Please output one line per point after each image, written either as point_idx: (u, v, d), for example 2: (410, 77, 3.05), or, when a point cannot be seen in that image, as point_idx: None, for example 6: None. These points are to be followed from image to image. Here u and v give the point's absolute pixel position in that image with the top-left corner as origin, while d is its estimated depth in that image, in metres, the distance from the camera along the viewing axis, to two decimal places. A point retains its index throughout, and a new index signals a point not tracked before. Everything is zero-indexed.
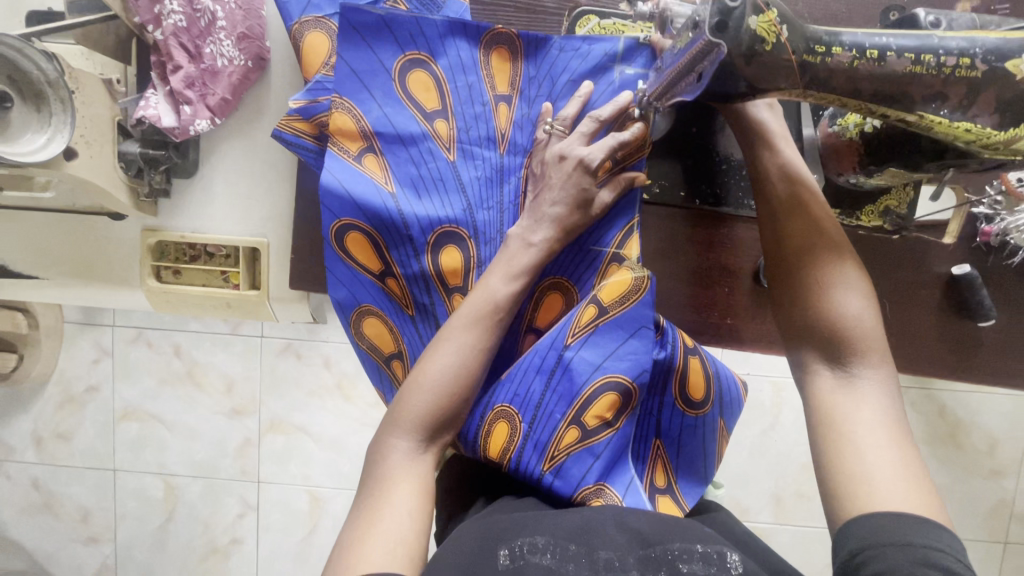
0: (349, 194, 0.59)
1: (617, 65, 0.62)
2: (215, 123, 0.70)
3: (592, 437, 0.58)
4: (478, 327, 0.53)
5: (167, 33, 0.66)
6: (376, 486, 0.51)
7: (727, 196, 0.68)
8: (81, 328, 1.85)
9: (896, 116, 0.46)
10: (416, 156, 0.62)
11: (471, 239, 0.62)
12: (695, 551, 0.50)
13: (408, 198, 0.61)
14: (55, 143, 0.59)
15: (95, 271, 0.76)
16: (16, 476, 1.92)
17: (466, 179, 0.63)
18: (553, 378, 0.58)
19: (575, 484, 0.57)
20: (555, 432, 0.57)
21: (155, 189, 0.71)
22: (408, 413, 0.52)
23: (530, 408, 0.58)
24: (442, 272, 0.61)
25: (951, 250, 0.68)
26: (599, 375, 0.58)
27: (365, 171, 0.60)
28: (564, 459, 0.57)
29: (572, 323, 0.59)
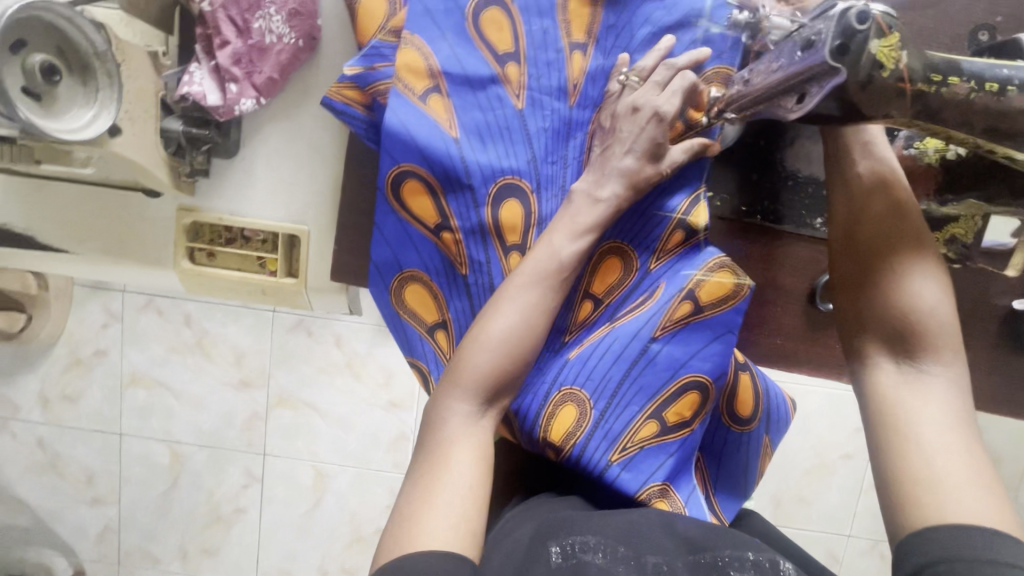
0: (412, 138, 0.58)
1: (702, 22, 0.57)
2: (260, 103, 0.67)
3: (666, 437, 0.60)
4: (544, 285, 0.52)
5: (215, 4, 0.63)
6: (436, 450, 0.49)
7: (788, 212, 0.66)
8: (91, 292, 1.82)
9: (1007, 153, 0.44)
10: (484, 101, 0.59)
11: (534, 193, 0.58)
12: (746, 559, 0.50)
13: (471, 144, 0.58)
14: (101, 120, 0.54)
15: (127, 249, 0.74)
16: (21, 435, 1.91)
17: (533, 130, 0.60)
18: (639, 372, 0.59)
19: (637, 483, 0.59)
20: (630, 425, 0.59)
21: (196, 169, 0.68)
22: (470, 374, 0.50)
23: (604, 397, 0.59)
24: (500, 225, 0.59)
25: (1015, 284, 0.67)
26: (689, 372, 0.59)
27: (429, 112, 0.58)
28: (636, 452, 0.59)
29: (667, 314, 0.59)
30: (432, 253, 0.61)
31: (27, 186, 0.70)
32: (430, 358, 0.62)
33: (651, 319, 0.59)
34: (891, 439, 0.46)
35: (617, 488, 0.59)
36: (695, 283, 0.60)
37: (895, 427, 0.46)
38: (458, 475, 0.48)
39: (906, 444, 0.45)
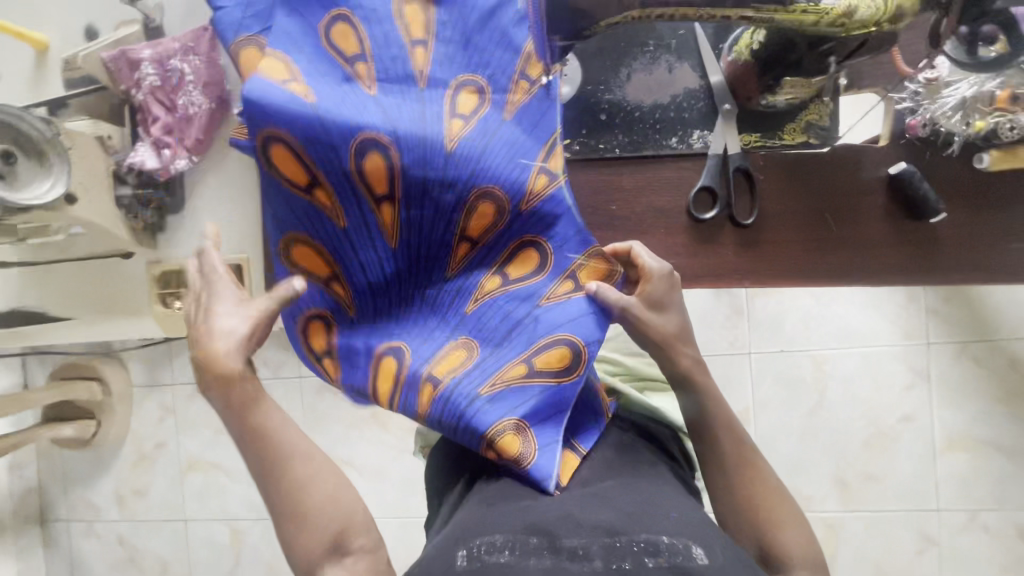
0: (268, 115, 0.60)
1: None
2: (193, 161, 0.82)
3: (532, 379, 0.63)
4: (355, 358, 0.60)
5: (146, 92, 0.80)
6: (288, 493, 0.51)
7: (646, 140, 0.71)
8: (147, 390, 2.04)
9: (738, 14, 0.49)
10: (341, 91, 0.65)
11: (394, 148, 0.63)
12: (661, 542, 0.49)
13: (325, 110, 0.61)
14: (57, 187, 0.69)
15: (116, 306, 0.89)
16: (104, 534, 2.10)
17: (387, 106, 0.65)
18: (520, 326, 0.66)
19: (496, 416, 0.61)
20: (504, 365, 0.64)
21: (151, 225, 0.84)
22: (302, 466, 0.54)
23: (492, 342, 0.66)
24: (366, 179, 0.63)
25: (885, 152, 0.66)
26: (552, 333, 0.65)
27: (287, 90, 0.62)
28: (505, 389, 0.63)
29: (547, 291, 0.67)
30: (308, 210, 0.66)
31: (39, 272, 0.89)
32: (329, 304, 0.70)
33: (537, 284, 0.68)
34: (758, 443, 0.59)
35: (477, 420, 0.61)
36: (576, 268, 0.68)
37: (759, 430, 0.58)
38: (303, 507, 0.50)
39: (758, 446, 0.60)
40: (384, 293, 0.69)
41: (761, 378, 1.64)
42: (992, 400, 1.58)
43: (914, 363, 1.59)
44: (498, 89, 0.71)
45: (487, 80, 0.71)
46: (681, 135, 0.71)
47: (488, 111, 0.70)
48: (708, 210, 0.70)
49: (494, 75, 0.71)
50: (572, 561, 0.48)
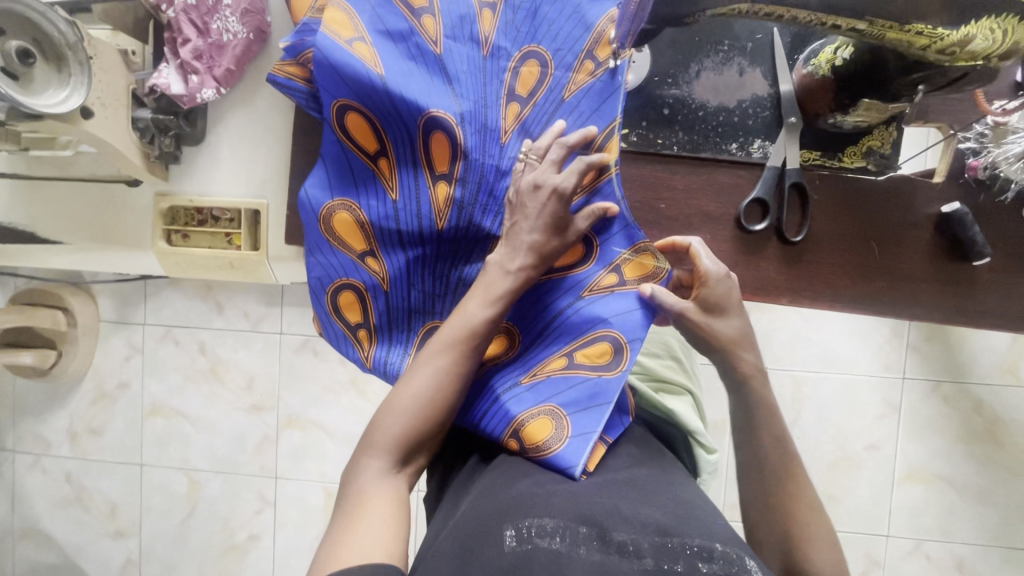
0: (339, 75, 0.64)
1: None
2: (220, 93, 0.76)
3: (572, 371, 0.64)
4: (452, 352, 0.61)
5: (178, 10, 0.73)
6: (353, 493, 0.61)
7: (705, 141, 0.70)
8: (115, 327, 1.95)
9: (850, 24, 0.47)
10: (406, 50, 0.67)
11: (458, 125, 0.65)
12: (715, 549, 0.47)
13: (395, 81, 0.64)
14: (73, 99, 0.63)
15: (112, 235, 0.83)
16: (51, 470, 2.01)
17: (452, 71, 0.67)
18: (562, 322, 0.66)
19: (527, 405, 0.64)
20: (546, 357, 0.66)
21: (165, 153, 0.77)
22: (382, 436, 0.62)
23: (534, 331, 0.68)
24: (429, 155, 0.67)
25: (940, 189, 0.67)
26: (596, 326, 0.65)
27: (354, 54, 0.63)
28: (544, 378, 0.65)
29: (592, 281, 0.67)
30: (367, 177, 0.70)
31: (30, 187, 0.82)
32: (362, 279, 0.71)
33: (584, 274, 0.67)
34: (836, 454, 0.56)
35: (513, 400, 0.65)
36: (621, 262, 0.67)
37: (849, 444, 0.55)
38: (365, 537, 0.57)
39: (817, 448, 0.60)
40: (417, 271, 0.70)
41: None
42: (955, 439, 1.66)
43: (889, 395, 1.65)
44: (562, 66, 0.68)
45: (553, 55, 0.68)
46: (741, 142, 0.69)
47: (549, 90, 0.68)
48: (757, 222, 0.69)
49: (559, 50, 0.68)
50: (624, 556, 0.46)
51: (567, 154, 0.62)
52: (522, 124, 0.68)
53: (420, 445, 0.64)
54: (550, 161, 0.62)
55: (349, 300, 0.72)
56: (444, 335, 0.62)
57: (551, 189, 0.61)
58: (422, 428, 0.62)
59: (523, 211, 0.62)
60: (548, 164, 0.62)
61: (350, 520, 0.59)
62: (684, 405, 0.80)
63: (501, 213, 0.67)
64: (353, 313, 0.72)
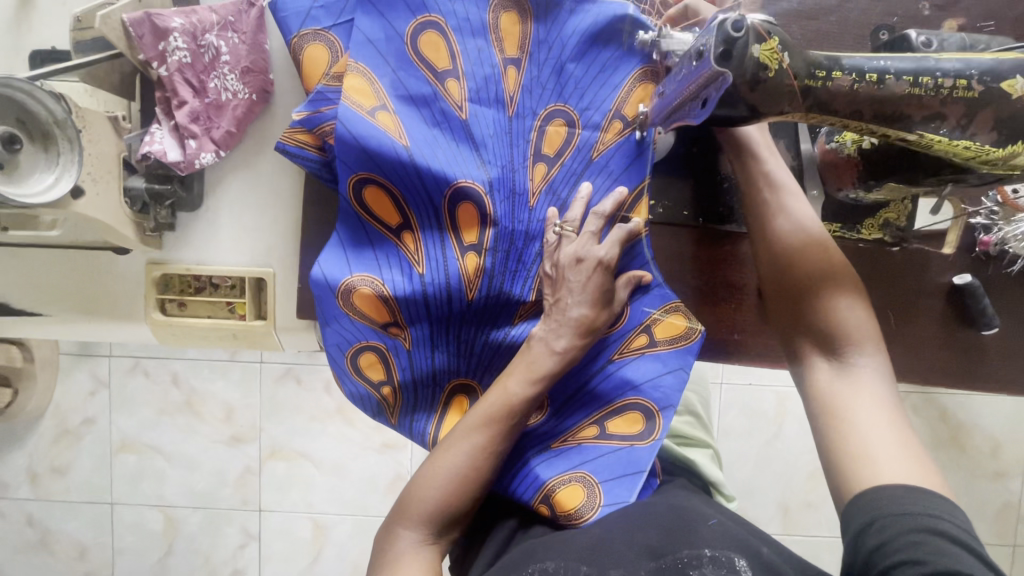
0: (363, 148, 0.60)
1: (627, 27, 0.65)
2: (220, 156, 0.71)
3: (604, 440, 0.65)
4: (490, 429, 0.59)
5: (171, 69, 0.66)
6: (386, 564, 0.59)
7: (731, 213, 0.70)
8: (77, 360, 1.84)
9: (897, 135, 0.47)
10: (429, 116, 0.63)
11: (487, 194, 0.63)
12: (703, 555, 0.52)
13: (421, 152, 0.62)
14: (63, 182, 0.57)
15: (98, 306, 0.76)
16: (10, 513, 1.88)
17: (479, 136, 0.64)
18: (594, 386, 0.66)
19: (559, 470, 0.64)
20: (577, 423, 0.67)
21: (161, 224, 0.71)
22: (417, 508, 0.60)
23: (565, 397, 0.67)
24: (456, 222, 0.64)
25: (951, 261, 0.70)
26: (629, 390, 0.66)
27: (379, 126, 0.61)
28: (576, 445, 0.66)
29: (622, 343, 0.67)
30: (388, 251, 0.65)
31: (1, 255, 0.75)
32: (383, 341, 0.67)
33: (616, 335, 0.67)
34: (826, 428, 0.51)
35: (545, 466, 0.65)
36: (652, 323, 0.67)
37: (831, 415, 0.51)
38: None
39: (848, 448, 0.48)
40: (443, 335, 0.67)
41: (729, 407, 1.68)
42: None
43: None
44: (590, 126, 0.66)
45: (579, 114, 0.66)
46: None
47: (576, 150, 0.66)
48: None
49: (586, 110, 0.66)
50: None
51: (604, 225, 0.61)
52: (550, 185, 0.65)
53: (457, 517, 0.61)
54: (589, 233, 0.61)
55: (371, 360, 0.68)
56: (481, 411, 0.59)
57: (595, 261, 0.60)
58: (462, 500, 0.60)
59: (565, 285, 0.60)
60: (587, 235, 0.61)
61: None
62: (706, 458, 0.83)
63: (529, 277, 0.66)
64: (377, 373, 0.68)
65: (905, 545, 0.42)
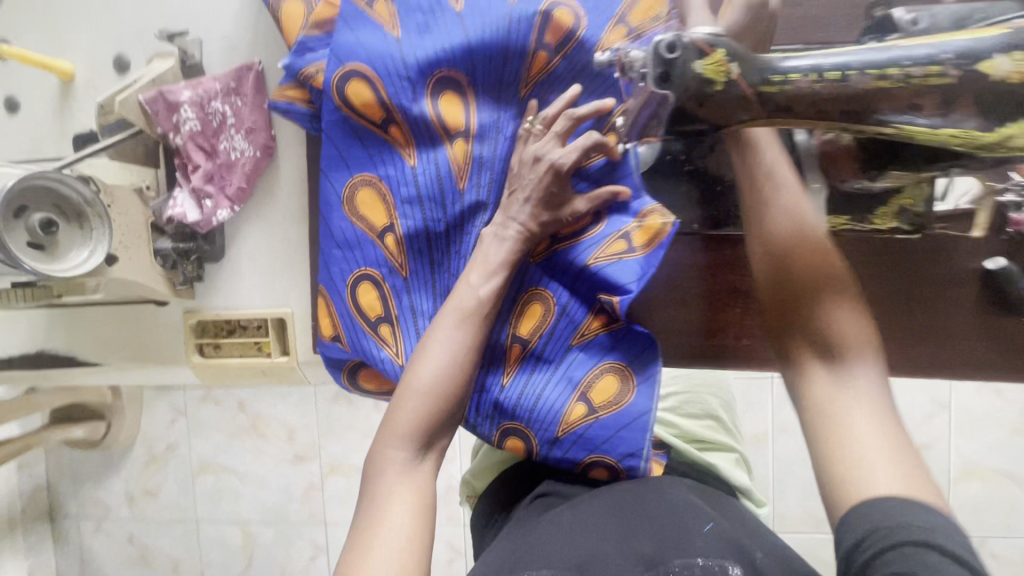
0: (361, 46, 0.66)
1: None
2: (235, 210, 0.77)
3: (613, 326, 0.66)
4: (466, 325, 0.59)
5: (185, 138, 0.73)
6: (379, 485, 0.55)
7: (725, 216, 0.66)
8: (157, 393, 2.02)
9: (873, 129, 0.44)
10: (425, 5, 0.66)
11: (471, 87, 0.66)
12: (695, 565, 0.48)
13: (411, 42, 0.65)
14: (98, 254, 0.65)
15: (146, 353, 0.85)
16: (115, 531, 2.11)
17: (470, 27, 0.65)
18: (588, 280, 0.66)
19: (588, 367, 0.66)
20: (585, 317, 0.66)
21: (189, 277, 0.79)
22: (404, 417, 0.56)
23: (562, 296, 0.67)
24: (442, 120, 0.66)
25: (981, 244, 0.64)
26: (605, 291, 0.65)
27: (376, 18, 0.66)
28: (592, 338, 0.66)
29: (600, 247, 0.65)
30: (381, 148, 0.68)
31: (66, 316, 0.85)
32: (381, 260, 0.68)
33: (588, 242, 0.66)
34: (809, 415, 0.50)
35: (568, 365, 0.66)
36: (630, 230, 0.65)
37: (815, 408, 0.49)
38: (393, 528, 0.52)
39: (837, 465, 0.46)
40: (440, 240, 0.68)
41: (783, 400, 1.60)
42: None
43: None
44: (594, 26, 0.64)
45: (586, 13, 0.64)
46: None
47: (575, 45, 0.64)
48: None
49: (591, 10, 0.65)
50: None
51: (572, 127, 0.61)
52: (545, 78, 0.65)
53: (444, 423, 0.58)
54: (555, 134, 0.61)
55: (367, 282, 0.69)
56: (454, 308, 0.60)
57: (548, 165, 0.60)
58: (436, 419, 0.57)
59: (519, 181, 0.63)
60: (552, 137, 0.61)
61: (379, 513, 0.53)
62: (729, 464, 0.80)
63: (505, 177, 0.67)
64: (373, 296, 0.69)
65: (895, 558, 0.38)
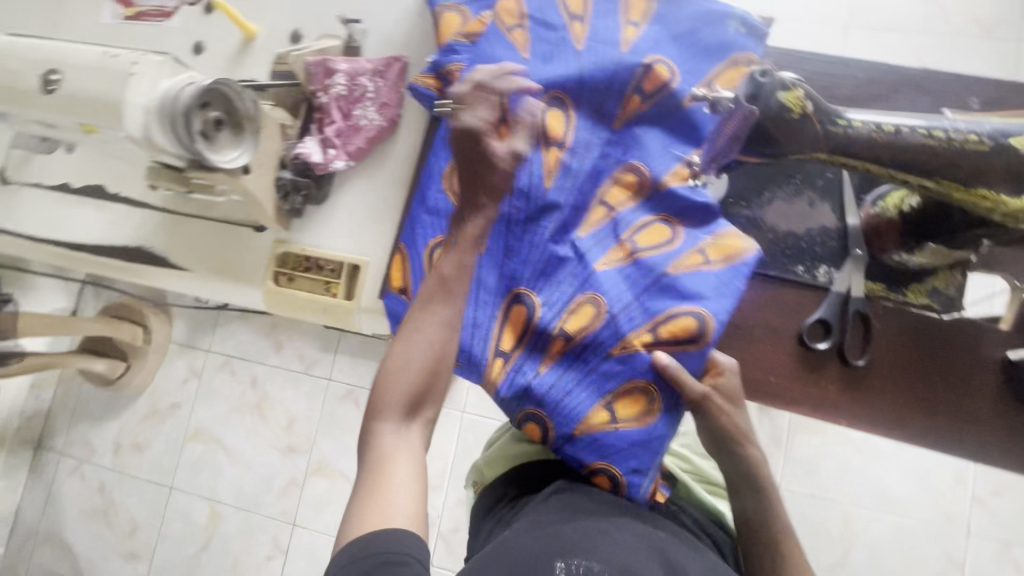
0: (493, 59, 0.79)
1: (737, 18, 0.78)
2: (349, 165, 0.90)
3: (660, 346, 0.64)
4: (452, 297, 0.59)
5: (330, 97, 0.89)
6: (373, 461, 0.54)
7: (774, 260, 0.76)
8: (181, 349, 1.93)
9: (919, 180, 0.55)
10: (553, 39, 0.79)
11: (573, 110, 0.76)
12: None
13: (535, 64, 0.78)
14: (242, 157, 0.76)
15: (228, 269, 0.95)
16: (89, 477, 1.94)
17: (585, 62, 0.76)
18: (649, 292, 0.66)
19: (624, 379, 0.64)
20: (636, 328, 0.65)
21: (294, 209, 0.90)
22: (393, 391, 0.56)
23: (618, 303, 0.66)
24: (545, 128, 0.75)
25: (1007, 336, 0.70)
26: (675, 300, 0.65)
27: (512, 39, 0.80)
28: (635, 351, 0.64)
29: (675, 259, 0.67)
30: None
31: (173, 221, 0.97)
32: None
33: (661, 256, 0.67)
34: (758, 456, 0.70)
35: (608, 373, 0.64)
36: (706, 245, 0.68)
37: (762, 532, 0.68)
38: (395, 495, 0.52)
39: None
40: (516, 225, 0.71)
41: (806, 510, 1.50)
42: None
43: None
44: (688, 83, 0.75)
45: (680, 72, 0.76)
46: (807, 265, 0.75)
47: (669, 95, 0.74)
48: (820, 341, 0.73)
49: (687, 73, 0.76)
50: None
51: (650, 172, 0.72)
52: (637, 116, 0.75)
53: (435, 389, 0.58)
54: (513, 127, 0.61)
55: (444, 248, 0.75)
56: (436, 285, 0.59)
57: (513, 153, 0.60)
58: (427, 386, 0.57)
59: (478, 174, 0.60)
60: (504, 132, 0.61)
61: (375, 487, 0.52)
62: None
63: (591, 186, 0.73)
64: (446, 259, 0.76)
65: None
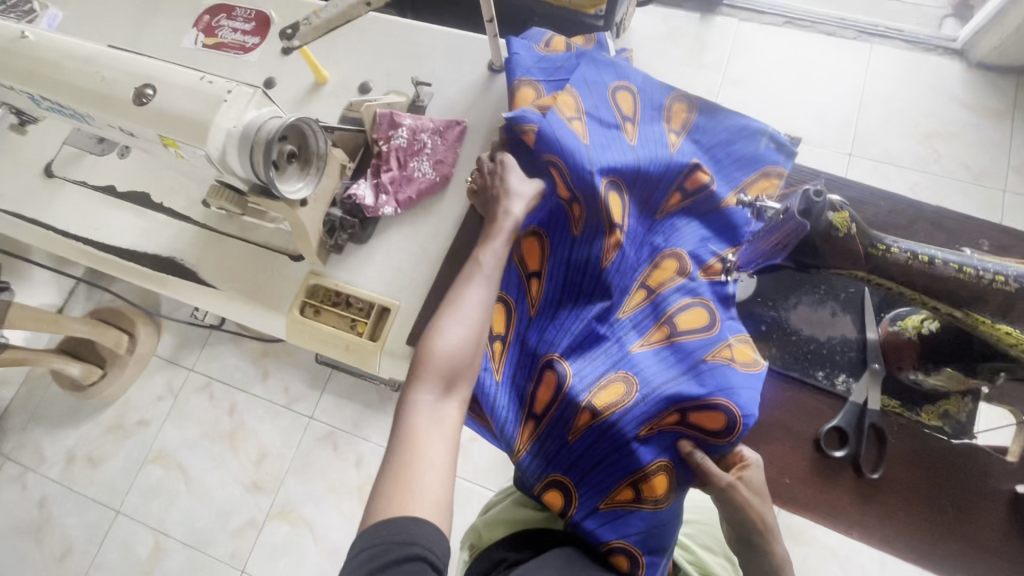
0: (560, 140, 0.74)
1: (767, 135, 0.86)
2: (396, 212, 0.93)
3: (684, 428, 0.69)
4: (480, 281, 0.66)
5: (390, 147, 0.93)
6: (409, 427, 0.55)
7: (795, 363, 0.79)
8: (163, 364, 1.82)
9: (949, 309, 0.61)
10: (610, 133, 0.79)
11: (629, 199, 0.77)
12: None
13: (598, 150, 0.75)
14: (306, 188, 0.80)
15: (256, 293, 0.95)
16: (29, 488, 1.75)
17: (641, 157, 0.78)
18: (683, 377, 0.69)
19: (650, 457, 0.69)
20: (663, 410, 0.68)
21: (336, 245, 0.93)
22: (437, 362, 0.59)
23: (649, 386, 0.70)
24: (610, 213, 0.73)
25: (1012, 469, 0.74)
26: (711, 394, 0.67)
27: (574, 129, 0.76)
28: (659, 432, 0.69)
29: (710, 350, 0.71)
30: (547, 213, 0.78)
31: (211, 239, 0.98)
32: (517, 293, 0.77)
33: (700, 344, 0.71)
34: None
35: (632, 452, 0.69)
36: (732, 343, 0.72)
37: None
38: (431, 465, 0.53)
39: None
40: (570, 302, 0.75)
41: None
42: None
43: None
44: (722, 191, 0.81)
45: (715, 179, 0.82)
46: (827, 371, 0.79)
47: (707, 198, 0.80)
48: (837, 449, 0.75)
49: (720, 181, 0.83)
50: None
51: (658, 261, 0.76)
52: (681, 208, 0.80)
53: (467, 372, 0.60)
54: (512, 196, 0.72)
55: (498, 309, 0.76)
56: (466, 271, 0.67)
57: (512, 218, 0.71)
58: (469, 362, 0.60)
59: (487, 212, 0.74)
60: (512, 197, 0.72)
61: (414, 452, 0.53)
62: None
63: (636, 272, 0.77)
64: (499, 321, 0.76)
65: None
